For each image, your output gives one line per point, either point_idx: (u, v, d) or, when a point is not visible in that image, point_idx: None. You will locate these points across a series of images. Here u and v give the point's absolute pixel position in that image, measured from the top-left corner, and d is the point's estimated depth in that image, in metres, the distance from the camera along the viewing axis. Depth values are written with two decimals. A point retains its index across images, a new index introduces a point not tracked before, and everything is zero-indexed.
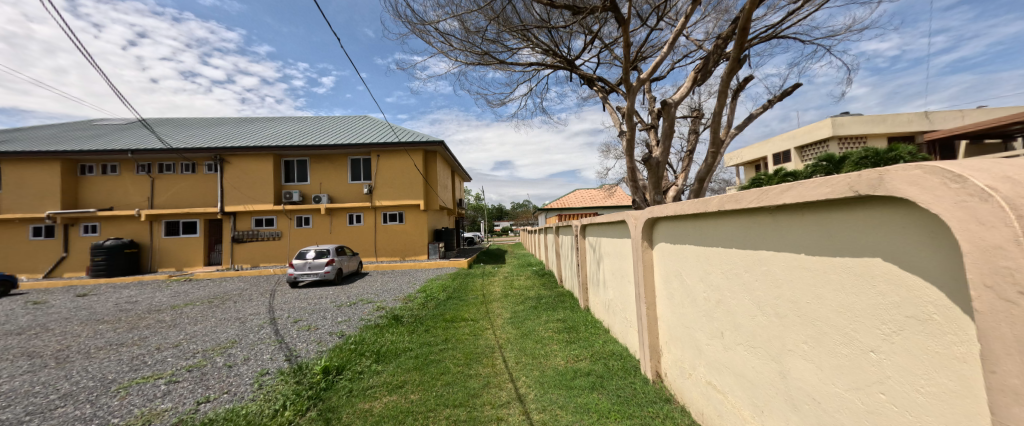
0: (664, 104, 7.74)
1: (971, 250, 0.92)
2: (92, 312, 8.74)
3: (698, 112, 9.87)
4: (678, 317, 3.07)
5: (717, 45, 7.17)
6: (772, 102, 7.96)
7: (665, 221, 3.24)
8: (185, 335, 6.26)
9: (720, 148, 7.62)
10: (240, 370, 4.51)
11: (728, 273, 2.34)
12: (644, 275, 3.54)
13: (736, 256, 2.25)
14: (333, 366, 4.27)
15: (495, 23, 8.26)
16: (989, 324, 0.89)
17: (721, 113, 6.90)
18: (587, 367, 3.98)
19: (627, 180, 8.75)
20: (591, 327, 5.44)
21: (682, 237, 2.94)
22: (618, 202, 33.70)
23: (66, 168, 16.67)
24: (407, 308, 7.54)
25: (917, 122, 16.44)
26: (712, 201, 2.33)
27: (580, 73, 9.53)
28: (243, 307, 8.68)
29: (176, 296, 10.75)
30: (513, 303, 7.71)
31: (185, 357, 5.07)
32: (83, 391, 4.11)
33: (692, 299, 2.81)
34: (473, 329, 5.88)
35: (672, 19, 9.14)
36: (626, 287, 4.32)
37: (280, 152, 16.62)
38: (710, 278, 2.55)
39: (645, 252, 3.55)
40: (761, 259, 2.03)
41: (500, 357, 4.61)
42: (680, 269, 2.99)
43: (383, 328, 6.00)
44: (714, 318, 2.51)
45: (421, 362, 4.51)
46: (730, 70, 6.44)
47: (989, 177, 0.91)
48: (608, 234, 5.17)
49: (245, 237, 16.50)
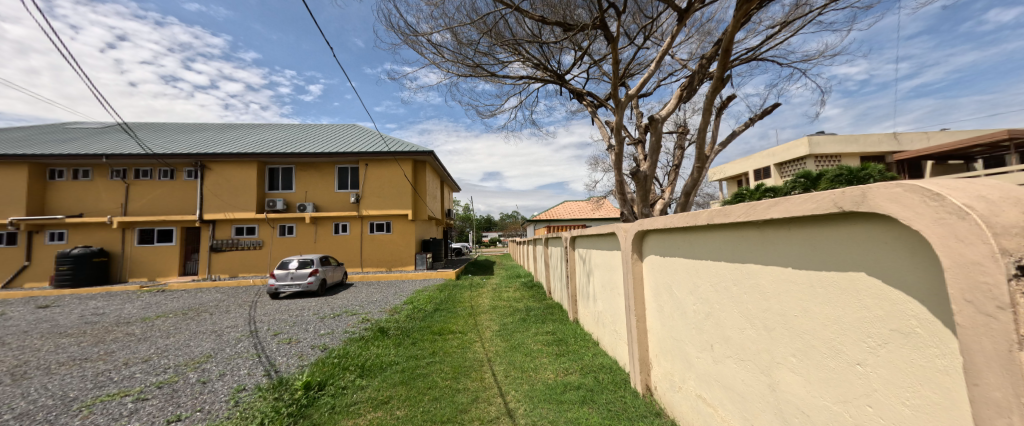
0: (652, 120, 7.91)
1: (950, 265, 0.97)
2: (55, 325, 8.20)
3: (683, 127, 10.16)
4: (667, 330, 3.09)
5: (701, 64, 7.45)
6: (753, 120, 8.24)
7: (653, 233, 3.30)
8: (156, 349, 5.93)
9: (705, 163, 7.83)
10: (215, 386, 4.29)
11: (717, 287, 2.37)
12: (634, 286, 3.57)
13: (724, 270, 2.29)
14: (315, 381, 4.09)
15: (487, 37, 8.48)
16: (971, 337, 0.94)
17: (705, 130, 7.12)
18: (578, 380, 3.94)
19: (616, 193, 8.85)
20: (581, 340, 5.42)
21: (671, 250, 2.98)
22: (605, 214, 34.13)
23: (34, 172, 15.89)
24: (394, 320, 7.37)
25: (887, 142, 17.41)
26: (700, 215, 2.39)
27: (569, 87, 9.77)
28: (220, 319, 8.28)
29: (148, 307, 10.20)
30: (502, 315, 7.64)
31: (156, 372, 4.80)
32: (41, 410, 3.82)
33: (681, 312, 2.83)
34: (461, 341, 5.79)
35: (658, 39, 9.52)
36: (615, 300, 4.35)
37: (264, 159, 16.24)
38: (700, 291, 2.57)
39: (634, 265, 3.59)
40: (749, 272, 2.06)
41: (489, 370, 4.52)
42: (670, 281, 3.03)
43: (368, 341, 5.84)
44: (703, 330, 2.54)
45: (407, 376, 4.39)
46: (714, 88, 6.65)
47: (967, 197, 0.96)
48: (597, 246, 5.22)
49: (225, 246, 15.99)
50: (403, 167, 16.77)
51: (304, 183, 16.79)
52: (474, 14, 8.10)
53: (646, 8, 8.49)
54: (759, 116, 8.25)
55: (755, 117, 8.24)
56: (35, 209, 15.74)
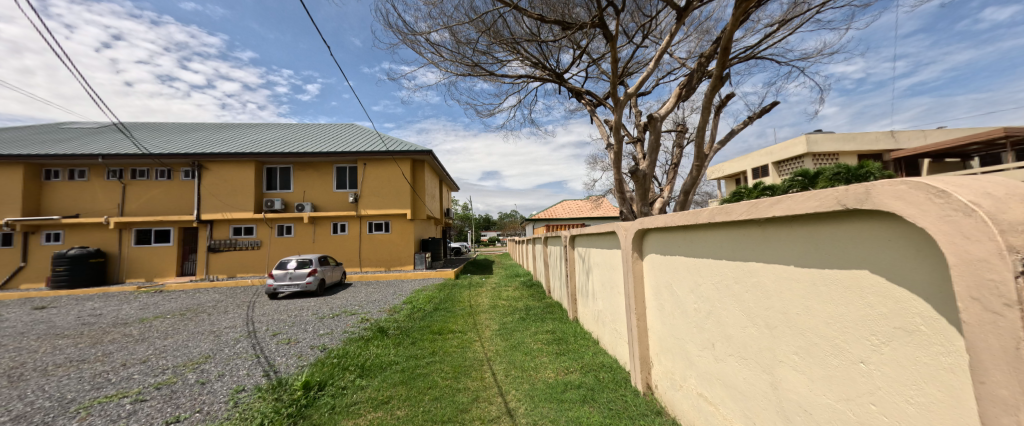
0: (651, 118, 7.90)
1: (957, 262, 0.96)
2: (51, 326, 8.14)
3: (682, 126, 10.16)
4: (668, 328, 3.08)
5: (700, 63, 7.43)
6: (752, 118, 8.24)
7: (654, 232, 3.30)
8: (154, 350, 5.89)
9: (704, 161, 7.83)
10: (215, 387, 4.27)
11: (718, 285, 2.37)
12: (634, 285, 3.56)
13: (725, 268, 2.28)
14: (315, 382, 4.07)
15: (485, 35, 8.45)
16: (977, 336, 0.93)
17: (704, 128, 7.12)
18: (578, 379, 3.94)
19: (615, 191, 8.85)
20: (581, 339, 5.42)
21: (672, 249, 2.97)
22: (604, 213, 34.14)
23: (29, 172, 15.77)
24: (393, 320, 7.35)
25: (884, 140, 17.48)
26: (702, 213, 2.38)
27: (568, 86, 9.76)
28: (219, 320, 8.24)
29: (146, 308, 10.16)
30: (501, 314, 7.64)
31: (154, 373, 4.76)
32: (38, 412, 3.79)
33: (682, 310, 2.83)
34: (461, 341, 5.77)
35: (657, 37, 9.51)
36: (615, 299, 4.35)
37: (262, 159, 16.18)
38: (701, 289, 2.57)
39: (635, 264, 3.58)
40: (750, 271, 2.06)
41: (489, 369, 4.52)
42: (671, 280, 3.02)
43: (368, 341, 5.82)
44: (704, 329, 2.53)
45: (408, 376, 4.38)
46: (713, 86, 6.64)
47: (972, 194, 0.96)
48: (597, 245, 5.21)
49: (223, 246, 15.93)
50: (402, 166, 16.73)
51: (302, 182, 16.73)
52: (473, 13, 8.07)
53: (645, 7, 8.48)
54: (758, 115, 8.25)
55: (754, 116, 8.25)
56: (30, 210, 15.63)
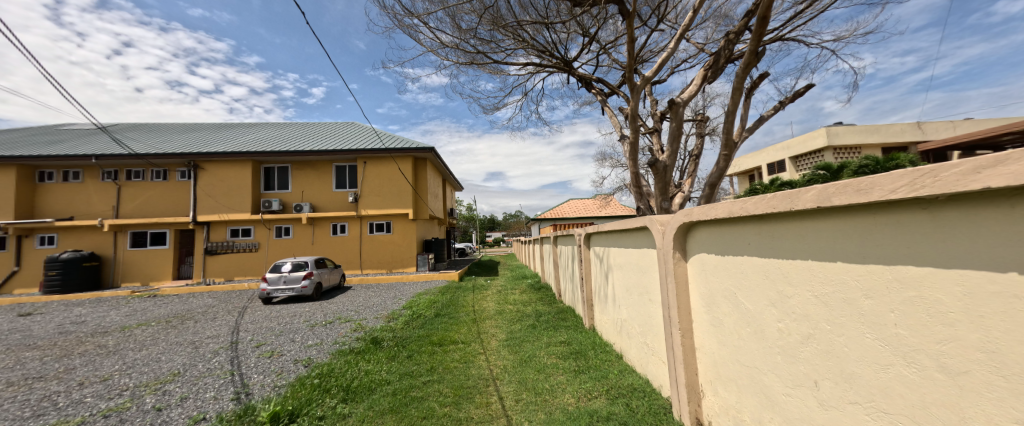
0: (672, 104, 7.16)
1: None
2: (27, 335, 7.60)
3: (702, 116, 9.38)
4: (730, 351, 2.36)
5: (727, 40, 6.67)
6: (783, 103, 7.47)
7: (707, 226, 2.55)
8: (122, 365, 5.28)
9: (732, 150, 7.06)
10: (170, 415, 3.60)
11: (829, 299, 1.62)
12: (678, 293, 2.83)
13: (844, 275, 1.53)
14: (285, 411, 3.37)
15: (488, 20, 7.76)
16: None
17: (734, 113, 6.35)
18: (606, 408, 3.20)
19: (631, 186, 8.12)
20: (601, 352, 4.68)
21: (739, 247, 2.23)
22: (612, 212, 33.29)
23: (22, 174, 15.35)
24: (388, 328, 6.68)
25: (910, 132, 16.50)
26: (801, 196, 1.66)
27: (578, 75, 9.06)
28: (203, 328, 7.66)
29: (133, 314, 9.62)
30: (508, 321, 6.94)
31: (109, 396, 4.12)
32: None
33: (757, 329, 2.10)
34: (464, 354, 5.07)
35: (674, 20, 8.80)
36: (647, 308, 3.62)
37: (259, 158, 15.66)
38: (794, 304, 1.82)
39: (678, 266, 2.86)
40: (900, 281, 1.31)
41: (495, 392, 3.81)
42: (736, 287, 2.28)
43: (358, 355, 5.13)
44: (800, 358, 1.79)
45: (399, 401, 3.67)
46: (746, 64, 5.87)
47: None
48: (619, 243, 4.50)
49: (219, 249, 15.46)
50: (402, 165, 16.11)
51: (300, 182, 16.19)
52: None
53: None
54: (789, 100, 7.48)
55: (785, 101, 7.48)
56: (24, 212, 15.25)
